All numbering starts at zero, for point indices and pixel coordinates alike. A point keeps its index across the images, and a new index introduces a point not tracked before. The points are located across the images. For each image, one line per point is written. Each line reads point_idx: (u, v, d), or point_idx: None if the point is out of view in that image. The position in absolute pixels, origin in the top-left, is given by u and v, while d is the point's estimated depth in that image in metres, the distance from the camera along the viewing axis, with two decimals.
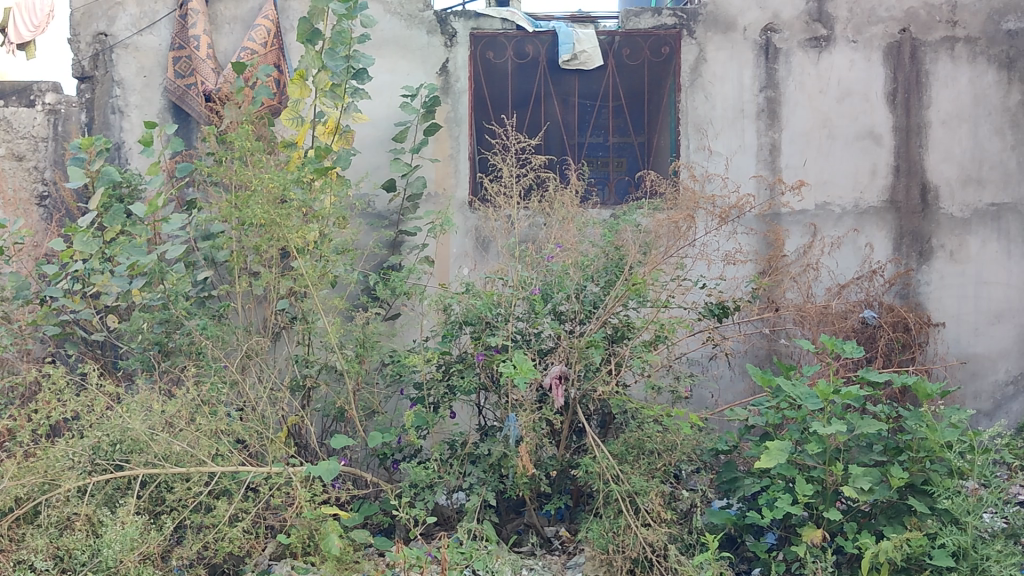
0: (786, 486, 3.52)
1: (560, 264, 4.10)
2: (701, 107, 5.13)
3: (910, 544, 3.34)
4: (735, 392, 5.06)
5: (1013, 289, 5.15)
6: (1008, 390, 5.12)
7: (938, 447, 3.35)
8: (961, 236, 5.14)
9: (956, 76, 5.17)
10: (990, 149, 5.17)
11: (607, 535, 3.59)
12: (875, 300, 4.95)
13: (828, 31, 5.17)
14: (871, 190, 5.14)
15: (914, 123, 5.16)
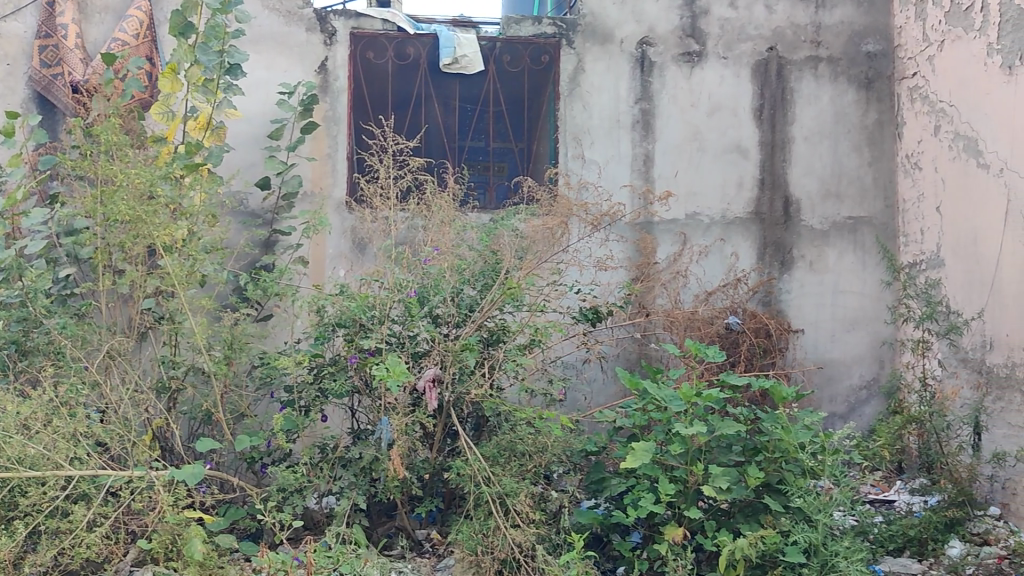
0: (650, 486, 3.61)
1: (436, 268, 4.10)
2: (578, 116, 5.23)
3: (765, 541, 3.45)
4: (607, 395, 5.16)
5: (868, 298, 5.39)
6: (862, 394, 5.35)
7: (792, 448, 3.52)
8: (820, 247, 5.38)
9: (818, 94, 5.41)
10: (848, 165, 5.41)
11: (476, 537, 3.59)
12: (738, 307, 5.16)
13: (700, 46, 5.34)
14: (737, 201, 5.33)
15: (779, 138, 5.38)
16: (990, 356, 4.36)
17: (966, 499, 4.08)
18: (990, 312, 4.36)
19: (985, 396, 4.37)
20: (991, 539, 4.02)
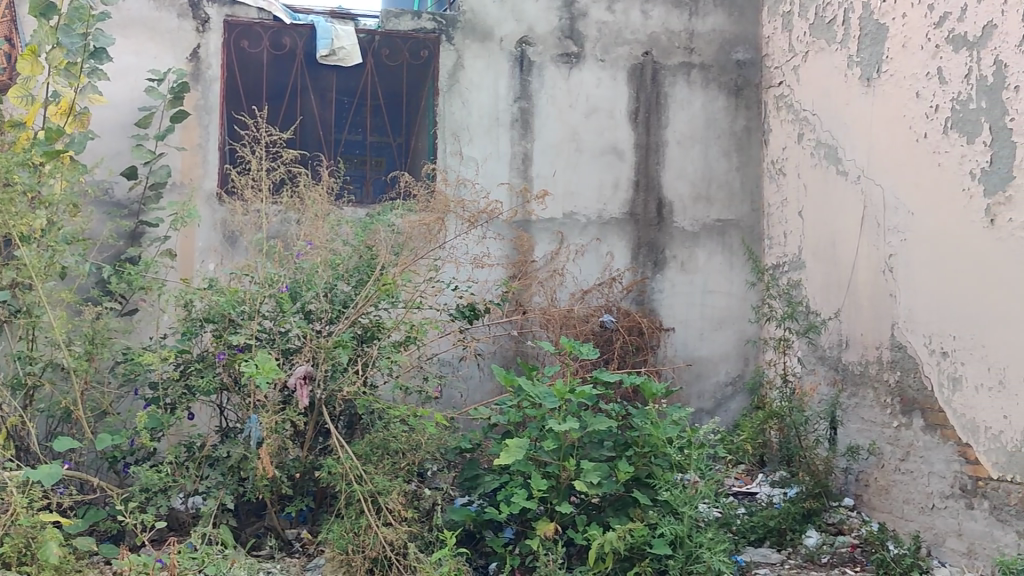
0: (523, 482, 3.64)
1: (309, 263, 4.05)
2: (458, 113, 5.22)
3: (633, 534, 3.52)
4: (483, 392, 5.14)
5: (735, 298, 5.57)
6: (728, 390, 5.53)
7: (660, 442, 3.61)
8: (691, 248, 5.53)
9: (690, 99, 5.56)
10: (718, 169, 5.58)
11: (347, 536, 3.54)
12: (613, 306, 5.26)
13: (578, 48, 5.41)
14: (613, 202, 5.43)
15: (653, 141, 5.50)
16: (846, 353, 4.56)
17: (822, 490, 4.29)
18: (846, 312, 4.56)
19: (841, 392, 4.58)
20: (845, 529, 4.24)
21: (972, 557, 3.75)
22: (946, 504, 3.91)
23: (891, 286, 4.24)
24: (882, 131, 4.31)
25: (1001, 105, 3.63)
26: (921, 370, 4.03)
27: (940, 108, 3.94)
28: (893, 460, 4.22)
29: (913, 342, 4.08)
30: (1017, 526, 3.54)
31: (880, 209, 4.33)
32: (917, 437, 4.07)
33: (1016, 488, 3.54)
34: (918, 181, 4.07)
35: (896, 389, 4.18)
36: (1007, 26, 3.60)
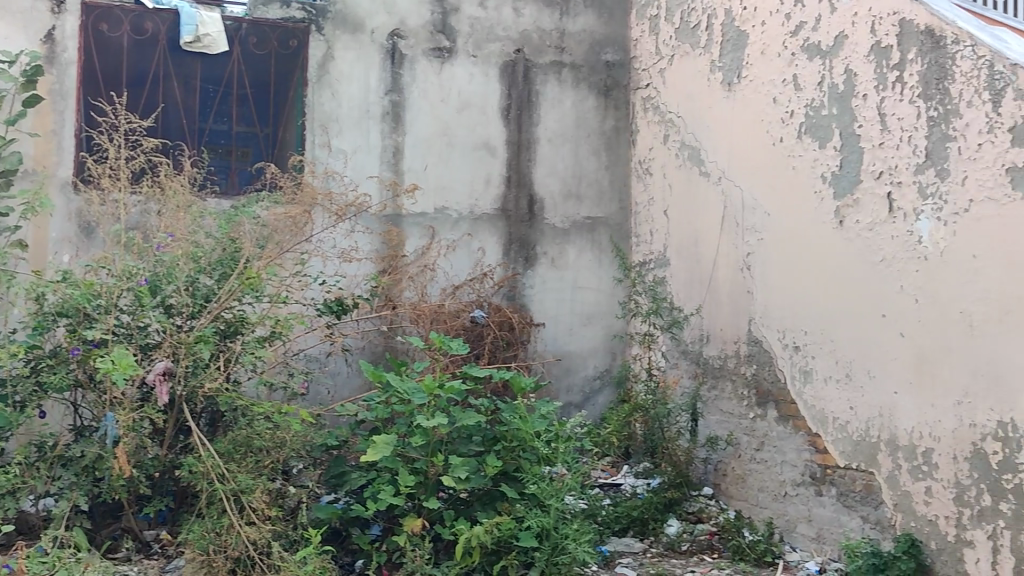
0: (390, 478, 3.62)
1: (170, 255, 3.91)
2: (327, 104, 5.16)
3: (500, 528, 3.53)
4: (351, 388, 5.09)
5: (603, 294, 5.68)
6: (595, 384, 5.63)
7: (529, 436, 3.66)
8: (561, 245, 5.61)
9: (561, 98, 5.64)
10: (588, 168, 5.68)
11: (207, 537, 3.44)
12: (484, 301, 5.29)
13: (450, 43, 5.41)
14: (484, 197, 5.46)
15: (524, 137, 5.55)
16: (707, 348, 4.69)
17: (683, 481, 4.45)
18: (707, 308, 4.71)
19: (702, 385, 4.70)
20: (704, 517, 4.35)
21: (821, 541, 3.97)
22: (797, 492, 4.10)
23: (748, 283, 4.40)
24: (742, 133, 4.47)
25: (851, 112, 3.82)
26: (775, 363, 4.21)
27: (795, 113, 4.12)
28: (749, 450, 4.39)
29: (768, 336, 4.25)
30: (861, 511, 3.76)
31: (739, 209, 4.48)
32: (771, 427, 4.24)
33: (860, 475, 3.76)
34: (775, 182, 4.24)
35: (752, 381, 4.35)
36: (857, 37, 3.80)
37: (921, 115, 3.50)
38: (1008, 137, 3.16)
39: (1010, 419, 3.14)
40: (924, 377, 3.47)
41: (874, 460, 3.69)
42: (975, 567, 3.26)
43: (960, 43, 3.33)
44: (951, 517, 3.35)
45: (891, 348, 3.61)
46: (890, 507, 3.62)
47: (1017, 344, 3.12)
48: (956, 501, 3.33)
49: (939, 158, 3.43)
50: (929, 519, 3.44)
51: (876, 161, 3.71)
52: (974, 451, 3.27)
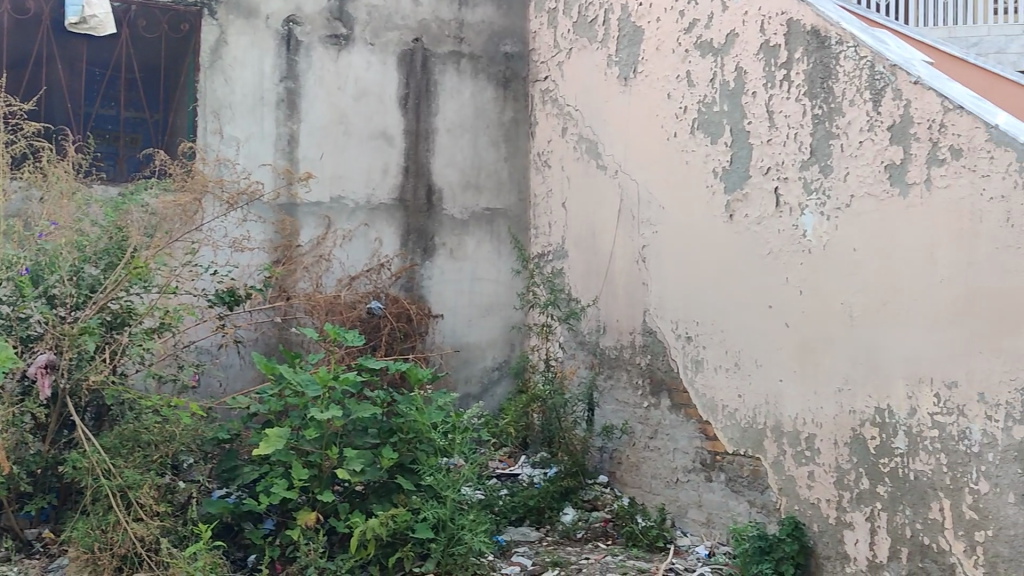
0: (284, 472, 3.57)
1: (53, 244, 3.76)
2: (220, 90, 5.03)
3: (395, 520, 3.54)
4: (244, 380, 4.98)
5: (501, 285, 5.70)
6: (494, 374, 5.65)
7: (425, 428, 3.65)
8: (460, 235, 5.60)
9: (459, 89, 5.63)
10: (487, 159, 5.68)
11: (93, 534, 3.35)
12: (381, 292, 5.26)
13: (347, 30, 5.35)
14: (382, 187, 5.41)
15: (423, 128, 5.52)
16: (602, 338, 4.76)
17: (579, 469, 4.51)
18: (603, 299, 4.77)
19: (598, 374, 4.76)
20: (599, 504, 4.42)
21: (710, 526, 4.08)
22: (688, 478, 4.20)
23: (643, 275, 4.48)
24: (637, 128, 4.54)
25: (741, 109, 3.93)
26: (668, 353, 4.31)
27: (688, 109, 4.21)
28: (643, 438, 4.47)
29: (662, 327, 4.34)
30: (748, 496, 3.87)
31: (634, 202, 4.56)
32: (664, 415, 4.33)
33: (747, 460, 3.88)
34: (668, 177, 4.33)
35: (646, 371, 4.43)
36: (747, 36, 3.90)
37: (807, 113, 3.62)
38: (887, 135, 3.29)
39: (887, 405, 3.28)
40: (808, 366, 3.59)
41: (761, 446, 3.81)
42: (854, 548, 3.39)
43: (844, 44, 3.46)
44: (832, 501, 3.48)
45: (778, 338, 3.73)
46: (776, 491, 3.74)
47: (894, 334, 3.26)
48: (837, 484, 3.46)
49: (824, 155, 3.55)
50: (812, 502, 3.57)
51: (765, 157, 3.82)
52: (854, 437, 3.40)
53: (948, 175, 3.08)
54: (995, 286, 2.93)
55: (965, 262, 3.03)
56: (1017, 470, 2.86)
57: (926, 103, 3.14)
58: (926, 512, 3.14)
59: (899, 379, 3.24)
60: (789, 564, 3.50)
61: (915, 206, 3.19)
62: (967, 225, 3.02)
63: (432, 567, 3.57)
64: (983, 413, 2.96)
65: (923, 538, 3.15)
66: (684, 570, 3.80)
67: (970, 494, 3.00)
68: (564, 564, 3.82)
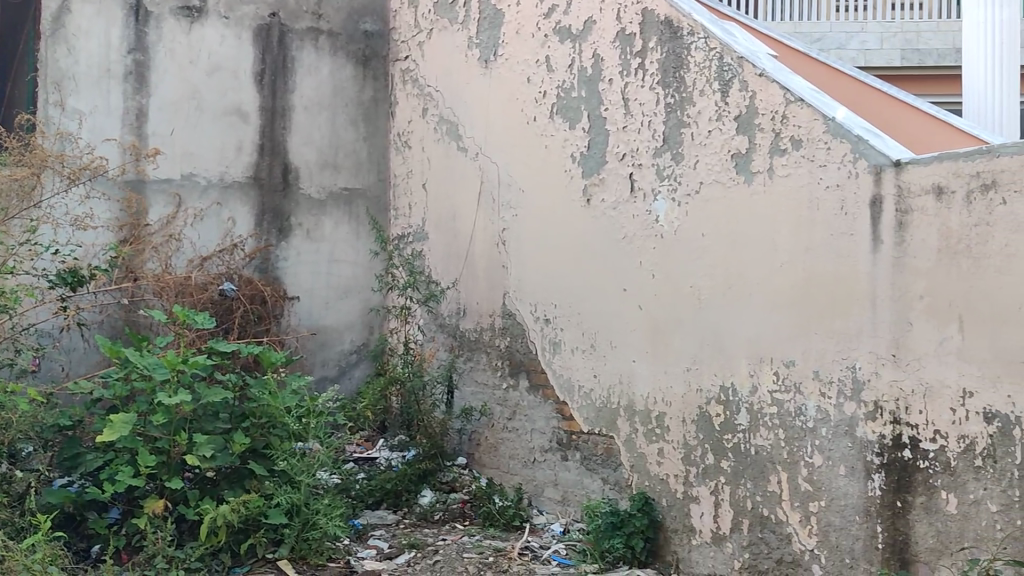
0: (130, 459, 3.45)
1: None
2: (63, 60, 4.85)
3: (248, 506, 3.46)
4: (88, 364, 4.77)
5: (360, 267, 5.55)
6: (351, 358, 5.52)
7: (279, 412, 3.60)
8: (317, 216, 5.44)
9: (317, 66, 5.45)
10: (345, 138, 5.52)
11: None
12: (234, 273, 5.11)
13: (200, 2, 5.15)
14: (236, 165, 5.23)
15: (279, 105, 5.34)
16: (462, 321, 4.78)
17: (438, 451, 4.49)
18: (463, 281, 4.79)
19: (457, 357, 4.78)
20: (457, 486, 4.47)
21: (565, 503, 4.17)
22: (545, 458, 4.28)
23: (503, 258, 4.52)
24: (497, 111, 4.57)
25: (597, 95, 4.01)
26: (526, 335, 4.37)
27: (547, 93, 4.26)
28: (501, 419, 4.52)
29: (521, 309, 4.40)
30: (602, 474, 3.97)
31: (494, 185, 4.59)
32: (522, 397, 4.39)
33: (601, 439, 3.98)
34: (528, 161, 4.37)
35: (505, 353, 4.48)
36: (604, 24, 3.97)
37: (660, 101, 3.72)
38: (734, 125, 3.42)
39: (730, 383, 3.42)
40: (658, 346, 3.71)
41: (614, 425, 3.91)
42: (699, 521, 3.53)
43: (694, 35, 3.56)
44: (679, 476, 3.61)
45: (631, 319, 3.84)
46: (627, 468, 3.85)
47: (738, 315, 3.40)
48: (684, 461, 3.59)
49: (675, 143, 3.66)
50: (661, 478, 3.69)
51: (620, 143, 3.91)
52: (700, 414, 3.53)
53: (788, 164, 3.23)
54: (829, 270, 3.09)
55: (803, 247, 3.17)
56: (848, 443, 3.03)
57: (769, 95, 3.28)
58: (766, 485, 3.29)
59: (742, 358, 3.38)
60: (639, 538, 3.63)
61: (758, 194, 3.33)
62: (805, 212, 3.17)
63: (286, 553, 3.54)
64: (818, 390, 3.12)
65: (762, 509, 3.30)
66: (539, 547, 3.88)
67: (805, 467, 3.16)
68: (420, 546, 3.83)
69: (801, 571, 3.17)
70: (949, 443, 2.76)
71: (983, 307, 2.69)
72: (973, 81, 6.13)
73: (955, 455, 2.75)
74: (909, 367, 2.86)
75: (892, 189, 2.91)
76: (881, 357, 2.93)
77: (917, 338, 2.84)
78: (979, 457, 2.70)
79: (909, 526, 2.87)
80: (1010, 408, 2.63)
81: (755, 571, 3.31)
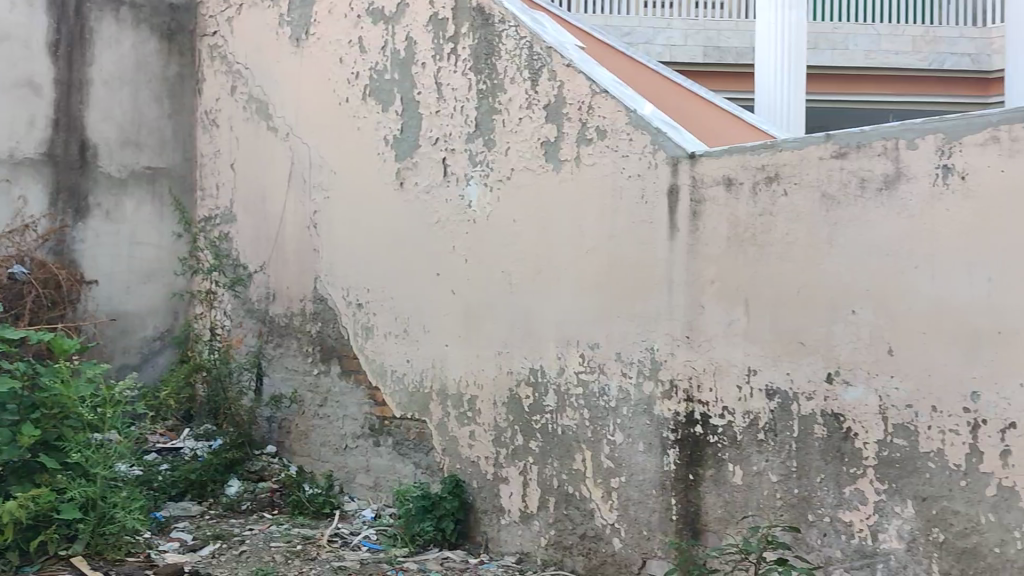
0: None
1: None
2: None
3: (37, 501, 3.27)
4: None
5: (164, 251, 5.30)
6: (155, 345, 5.26)
7: (73, 402, 3.38)
8: (117, 196, 5.16)
9: (118, 39, 5.17)
10: (148, 115, 5.25)
11: None
12: (26, 256, 4.82)
13: None
14: (27, 141, 4.91)
15: (76, 78, 5.03)
16: (272, 306, 4.67)
17: (246, 441, 4.45)
18: (272, 265, 4.68)
19: (266, 343, 4.68)
20: (266, 475, 4.41)
21: (377, 489, 4.17)
22: (357, 444, 4.25)
23: (314, 242, 4.45)
24: (309, 91, 4.49)
25: (411, 79, 4.00)
26: (338, 320, 4.32)
27: (360, 75, 4.22)
28: (312, 406, 4.45)
29: (332, 294, 4.35)
30: (413, 458, 3.99)
31: (306, 166, 4.50)
32: (333, 383, 4.34)
33: (413, 424, 4.00)
34: (340, 143, 4.32)
35: (316, 338, 4.42)
36: (416, 7, 3.97)
37: (472, 87, 3.75)
38: (543, 113, 3.49)
39: (539, 365, 3.51)
40: (469, 330, 3.76)
41: (426, 410, 3.94)
42: (508, 501, 3.61)
43: (505, 23, 3.61)
44: (489, 457, 3.68)
45: (443, 303, 3.87)
46: (439, 452, 3.89)
47: (546, 300, 3.49)
48: (494, 442, 3.66)
49: (487, 129, 3.70)
50: (471, 460, 3.75)
51: (433, 127, 3.92)
52: (510, 396, 3.61)
53: (594, 153, 3.33)
54: (631, 256, 3.21)
55: (607, 234, 3.29)
56: (646, 421, 3.17)
57: (577, 84, 3.37)
58: (571, 463, 3.40)
59: (549, 340, 3.47)
60: (449, 521, 3.67)
61: (566, 180, 3.42)
62: (609, 200, 3.28)
63: (81, 549, 3.37)
64: (619, 371, 3.25)
65: (568, 487, 3.41)
66: (350, 533, 3.87)
67: (607, 445, 3.28)
68: (226, 537, 3.76)
69: (602, 544, 3.29)
70: (735, 418, 2.94)
71: (767, 291, 2.87)
72: (763, 77, 7.17)
73: (741, 430, 2.93)
74: (701, 347, 3.03)
75: (687, 179, 3.06)
76: (676, 338, 3.09)
77: (708, 320, 3.01)
78: (762, 431, 2.88)
79: (700, 498, 3.03)
80: (789, 385, 2.82)
81: (561, 547, 3.42)
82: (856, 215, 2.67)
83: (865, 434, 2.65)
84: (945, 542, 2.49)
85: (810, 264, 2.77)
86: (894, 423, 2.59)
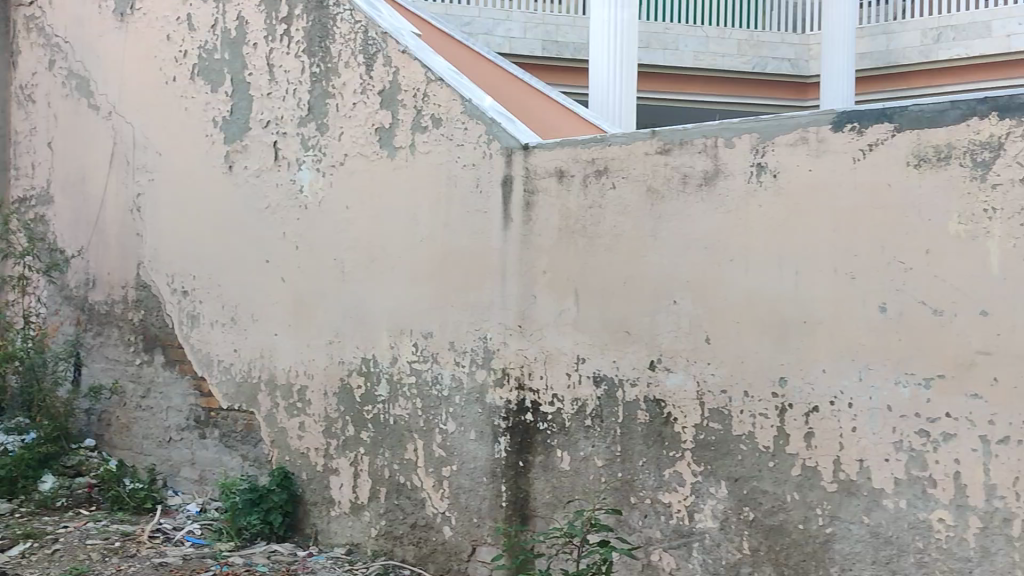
0: None
1: None
2: None
3: None
4: None
5: None
6: None
7: None
8: None
9: None
10: None
11: None
12: None
13: None
14: None
15: None
16: (91, 293, 4.46)
17: (61, 434, 4.23)
18: (92, 250, 4.45)
19: (85, 331, 4.47)
20: (83, 469, 4.18)
21: (202, 483, 4.04)
22: (182, 436, 4.11)
23: (137, 226, 4.26)
24: (133, 68, 4.29)
25: (242, 59, 3.89)
26: (162, 308, 4.16)
27: (188, 53, 4.07)
28: (134, 397, 4.28)
29: (156, 281, 4.18)
30: (241, 450, 3.90)
31: (129, 146, 4.30)
32: (156, 373, 4.18)
33: (240, 416, 3.90)
34: (166, 123, 4.15)
35: (139, 327, 4.24)
36: None
37: (305, 70, 3.68)
38: (378, 100, 3.46)
39: (371, 355, 3.48)
40: (300, 319, 3.69)
41: (254, 401, 3.84)
42: (338, 492, 3.57)
43: (340, 6, 3.56)
44: (320, 448, 3.63)
45: (273, 291, 3.78)
46: (267, 444, 3.80)
47: (379, 288, 3.46)
48: (325, 433, 3.61)
49: (320, 114, 3.64)
50: (301, 451, 3.69)
51: (264, 110, 3.82)
52: (341, 386, 3.57)
53: (429, 142, 3.32)
54: (465, 246, 3.23)
55: (441, 223, 3.29)
56: (477, 409, 3.20)
57: (412, 71, 3.36)
58: (402, 453, 3.39)
59: (383, 330, 3.45)
60: (277, 513, 3.62)
61: (401, 168, 3.40)
62: (443, 188, 3.29)
63: None
64: (452, 359, 3.26)
65: (399, 477, 3.41)
66: (172, 528, 3.74)
67: (439, 433, 3.30)
68: (37, 535, 3.55)
69: (433, 533, 3.30)
70: (564, 406, 3.01)
71: (594, 282, 2.95)
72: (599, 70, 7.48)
73: (569, 416, 2.99)
74: (532, 336, 3.08)
75: (520, 170, 3.10)
76: (508, 327, 3.13)
77: (539, 310, 3.06)
78: (589, 417, 2.96)
79: (529, 484, 3.08)
80: (615, 372, 2.91)
81: (391, 537, 3.42)
82: (678, 210, 2.78)
83: (684, 419, 2.76)
84: (754, 521, 2.62)
85: (635, 256, 2.86)
86: (711, 408, 2.71)
